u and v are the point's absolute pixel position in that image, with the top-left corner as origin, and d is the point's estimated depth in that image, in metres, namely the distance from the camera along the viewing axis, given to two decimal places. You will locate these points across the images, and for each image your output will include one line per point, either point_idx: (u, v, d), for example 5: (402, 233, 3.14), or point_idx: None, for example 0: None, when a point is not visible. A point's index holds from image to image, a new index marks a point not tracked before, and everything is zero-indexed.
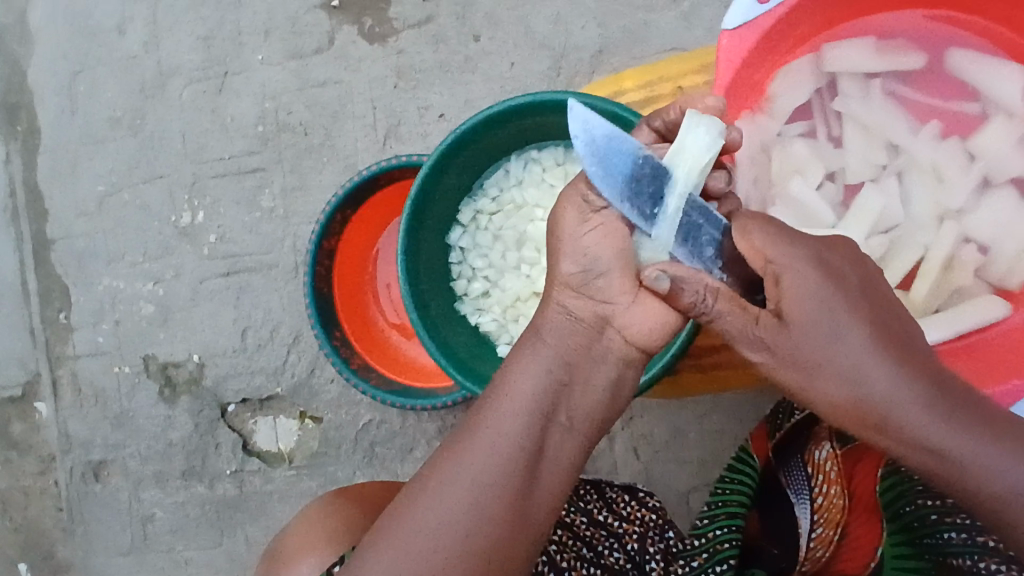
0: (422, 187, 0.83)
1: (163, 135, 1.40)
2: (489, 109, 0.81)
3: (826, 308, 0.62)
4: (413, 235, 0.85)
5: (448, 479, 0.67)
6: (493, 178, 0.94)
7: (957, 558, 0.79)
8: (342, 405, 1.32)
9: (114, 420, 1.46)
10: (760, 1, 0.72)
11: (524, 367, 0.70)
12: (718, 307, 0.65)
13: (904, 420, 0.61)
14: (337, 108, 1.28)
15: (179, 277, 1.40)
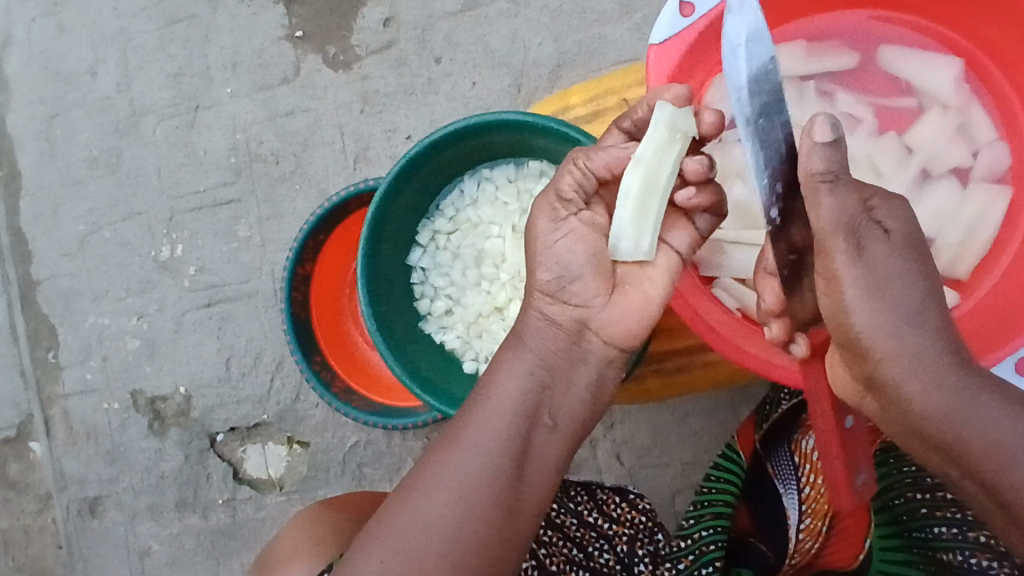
0: (376, 213, 0.85)
1: (139, 172, 1.42)
2: (435, 134, 0.83)
3: (903, 244, 0.60)
4: (370, 261, 0.87)
5: (437, 474, 0.67)
6: (449, 198, 0.96)
7: (947, 552, 0.83)
8: (329, 428, 1.33)
9: (107, 455, 1.48)
10: (682, 13, 0.72)
11: (508, 367, 0.71)
12: (831, 196, 0.59)
13: (931, 371, 0.59)
14: (306, 136, 1.30)
15: (163, 311, 1.42)
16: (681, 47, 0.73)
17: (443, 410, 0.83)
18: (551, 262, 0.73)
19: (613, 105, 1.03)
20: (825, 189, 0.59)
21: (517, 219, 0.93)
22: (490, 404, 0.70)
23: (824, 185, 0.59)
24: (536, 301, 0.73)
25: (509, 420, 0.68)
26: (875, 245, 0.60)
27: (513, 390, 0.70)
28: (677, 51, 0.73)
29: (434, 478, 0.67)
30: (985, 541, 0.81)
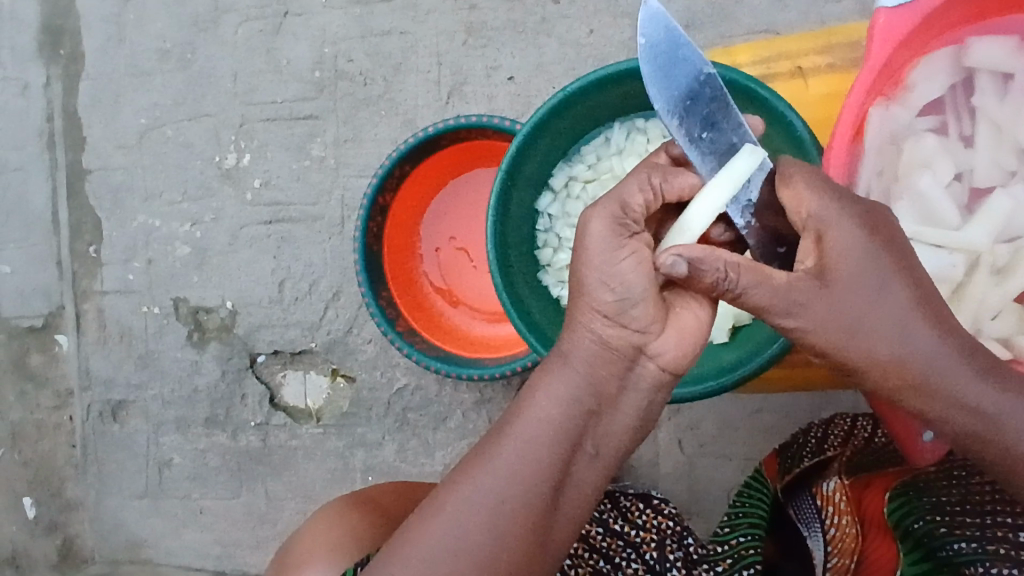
0: (521, 144, 0.80)
1: (213, 72, 1.35)
2: (602, 70, 0.78)
3: (857, 285, 0.55)
4: (504, 195, 0.82)
5: (464, 498, 0.62)
6: (592, 144, 0.90)
7: (968, 567, 0.69)
8: (378, 366, 1.29)
9: (138, 360, 1.42)
10: None
11: (548, 387, 0.63)
12: (745, 280, 0.54)
13: (954, 388, 0.56)
14: (399, 60, 1.23)
15: (219, 221, 1.36)
16: (920, 14, 0.60)
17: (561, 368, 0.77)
18: (612, 281, 0.60)
19: (784, 71, 0.96)
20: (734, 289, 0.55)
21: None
22: (524, 430, 0.62)
23: (725, 290, 0.55)
24: (587, 311, 0.62)
25: (549, 451, 0.62)
26: (820, 300, 0.55)
27: (552, 416, 0.62)
28: (915, 17, 0.61)
29: (463, 503, 0.62)
30: (1006, 551, 0.68)
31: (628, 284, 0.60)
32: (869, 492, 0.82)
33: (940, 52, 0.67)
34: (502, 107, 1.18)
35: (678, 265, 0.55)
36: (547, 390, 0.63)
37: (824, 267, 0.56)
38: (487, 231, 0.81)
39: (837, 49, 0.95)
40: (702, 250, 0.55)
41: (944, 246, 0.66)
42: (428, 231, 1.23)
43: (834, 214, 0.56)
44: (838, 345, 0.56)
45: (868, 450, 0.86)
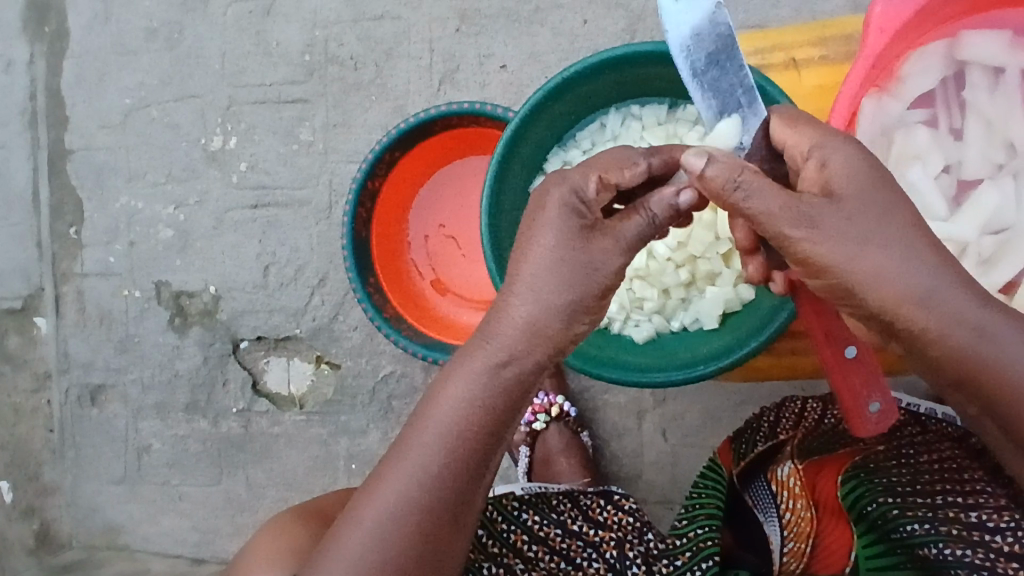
0: (518, 128, 0.79)
1: (201, 54, 1.33)
2: (600, 54, 0.77)
3: (881, 201, 0.56)
4: (499, 179, 0.81)
5: (382, 504, 0.60)
6: (587, 130, 0.87)
7: (922, 549, 0.73)
8: (364, 354, 1.28)
9: (118, 344, 1.40)
10: None
11: (462, 375, 0.61)
12: (755, 184, 0.55)
13: (950, 301, 0.55)
14: (391, 45, 1.22)
15: (203, 204, 1.34)
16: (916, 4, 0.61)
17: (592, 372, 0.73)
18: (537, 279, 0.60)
19: (778, 61, 0.99)
20: (741, 195, 0.55)
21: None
22: (441, 418, 0.61)
23: (734, 189, 0.55)
24: (507, 303, 0.61)
25: (464, 442, 0.60)
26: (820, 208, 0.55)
27: (469, 402, 0.60)
28: (911, 7, 0.61)
29: (384, 501, 0.61)
30: (958, 532, 0.72)
31: (548, 293, 0.59)
32: (823, 477, 0.83)
33: (934, 45, 0.67)
34: (494, 96, 1.18)
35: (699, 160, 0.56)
36: (459, 385, 0.61)
37: (830, 190, 0.56)
38: (481, 215, 0.79)
39: (831, 42, 0.97)
40: (719, 154, 0.56)
41: None
42: (416, 219, 1.22)
43: (838, 145, 0.59)
44: (840, 262, 0.55)
45: (819, 432, 0.86)
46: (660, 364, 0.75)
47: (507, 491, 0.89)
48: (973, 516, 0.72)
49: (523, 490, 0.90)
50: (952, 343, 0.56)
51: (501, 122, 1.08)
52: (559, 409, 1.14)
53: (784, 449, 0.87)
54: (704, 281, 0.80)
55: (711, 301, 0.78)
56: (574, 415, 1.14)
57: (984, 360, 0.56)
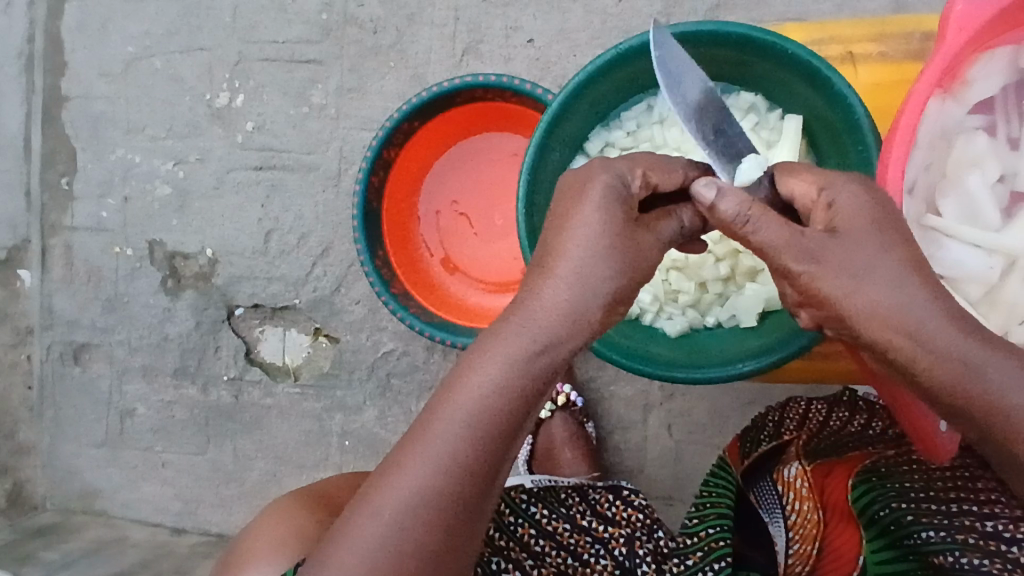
0: (563, 104, 0.75)
1: (211, 5, 1.27)
2: (653, 33, 0.73)
3: (866, 232, 0.55)
4: (538, 157, 0.77)
5: (403, 493, 0.56)
6: (633, 111, 0.84)
7: (937, 556, 0.66)
8: (364, 329, 1.24)
9: (106, 303, 1.34)
10: None
11: (484, 361, 0.57)
12: (763, 219, 0.55)
13: (945, 326, 0.53)
14: (414, 10, 1.18)
15: (205, 163, 1.29)
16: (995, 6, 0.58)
17: (620, 362, 0.71)
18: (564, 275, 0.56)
19: (834, 54, 0.96)
20: (749, 228, 0.56)
21: (707, 152, 0.80)
22: (460, 405, 0.57)
23: (744, 224, 0.55)
24: (542, 287, 0.57)
25: (482, 430, 0.56)
26: (820, 250, 0.55)
27: (491, 389, 0.56)
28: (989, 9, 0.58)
29: (395, 490, 0.57)
30: (976, 541, 0.65)
31: (591, 284, 0.56)
32: (832, 478, 0.78)
33: (1001, 50, 0.65)
34: (518, 71, 1.14)
35: (708, 191, 0.56)
36: (480, 373, 0.57)
37: (833, 226, 0.56)
38: (518, 193, 0.76)
39: (890, 39, 0.94)
40: (729, 186, 0.57)
41: (984, 247, 0.65)
42: (430, 194, 1.18)
43: (847, 179, 0.58)
44: (837, 295, 0.54)
45: (825, 434, 0.82)
46: (692, 362, 0.74)
47: (516, 483, 0.87)
48: (990, 526, 0.65)
49: (532, 482, 0.88)
50: (945, 373, 0.52)
51: (529, 98, 1.04)
52: (566, 398, 1.12)
53: (790, 449, 0.83)
54: (743, 278, 0.78)
55: (751, 298, 0.76)
56: (580, 404, 1.13)
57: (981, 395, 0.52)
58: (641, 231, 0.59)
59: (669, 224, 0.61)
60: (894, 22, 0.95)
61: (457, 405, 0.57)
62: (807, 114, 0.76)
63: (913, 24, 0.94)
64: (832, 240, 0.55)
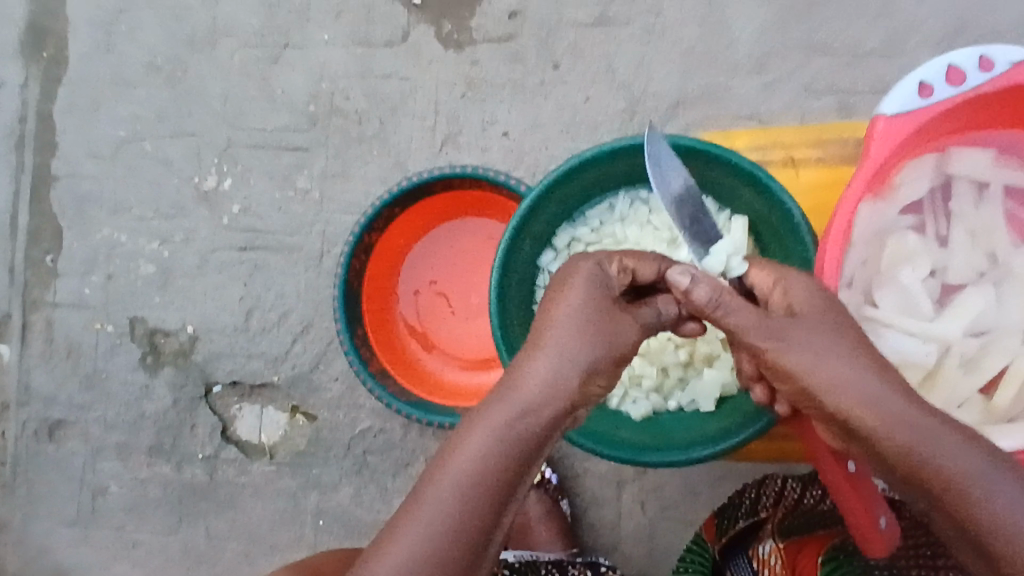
0: (532, 203, 0.80)
1: (203, 93, 1.34)
2: (612, 142, 0.80)
3: (826, 314, 0.60)
4: (509, 252, 0.82)
5: (397, 563, 0.55)
6: (597, 208, 0.89)
7: None
8: (342, 406, 1.26)
9: (84, 379, 1.35)
10: (923, 93, 0.64)
11: (477, 427, 0.58)
12: (732, 303, 0.61)
13: (892, 405, 0.55)
14: (396, 103, 1.25)
15: (190, 243, 1.33)
16: (915, 126, 0.65)
17: (584, 446, 0.74)
18: (548, 347, 0.61)
19: (779, 159, 1.10)
20: (720, 311, 0.61)
21: (666, 247, 0.86)
22: (454, 473, 0.57)
23: (716, 307, 0.61)
24: (529, 360, 0.61)
25: (477, 495, 0.56)
26: (786, 328, 0.60)
27: (485, 453, 0.57)
28: (910, 130, 0.65)
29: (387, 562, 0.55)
30: None
31: (573, 355, 0.60)
32: (802, 556, 0.79)
33: (927, 158, 0.72)
34: (494, 160, 1.21)
35: (682, 278, 0.63)
36: (474, 439, 0.58)
37: (792, 310, 0.61)
38: (490, 285, 0.80)
39: (827, 145, 1.09)
40: (702, 274, 0.63)
41: (918, 336, 0.71)
42: (408, 275, 1.22)
43: (801, 279, 0.63)
44: (799, 370, 0.59)
45: (799, 512, 0.87)
46: (655, 445, 0.77)
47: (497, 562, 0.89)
48: None
49: (514, 561, 0.91)
50: (892, 442, 0.54)
51: (503, 188, 1.10)
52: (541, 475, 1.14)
53: (766, 528, 0.87)
54: (701, 362, 0.83)
55: (709, 382, 0.81)
56: (554, 481, 1.14)
57: (927, 461, 0.53)
58: (620, 313, 0.64)
59: (648, 310, 0.67)
60: (825, 132, 1.10)
61: (452, 471, 0.57)
62: (753, 216, 0.82)
63: (844, 132, 1.09)
64: (794, 323, 0.60)
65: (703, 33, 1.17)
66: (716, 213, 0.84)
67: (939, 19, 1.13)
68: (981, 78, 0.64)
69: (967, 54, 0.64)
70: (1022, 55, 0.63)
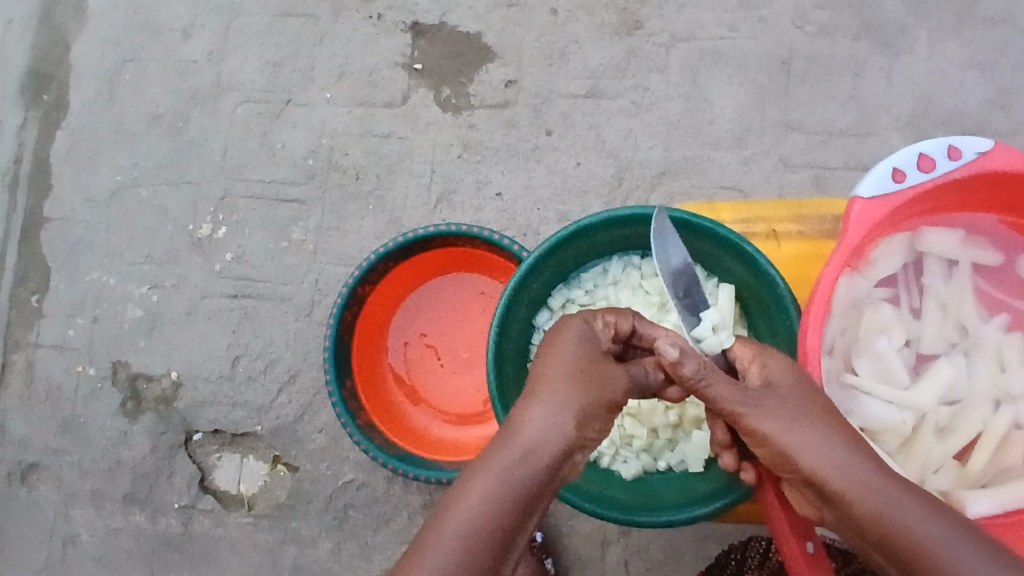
0: (531, 266, 0.84)
1: (203, 144, 1.37)
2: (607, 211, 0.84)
3: (796, 389, 0.65)
4: (507, 311, 0.85)
5: None
6: (591, 271, 0.93)
7: None
8: (326, 458, 1.25)
9: (61, 423, 1.32)
10: (897, 178, 0.69)
11: (481, 473, 0.59)
12: (713, 375, 0.66)
13: (862, 472, 0.59)
14: (393, 162, 1.29)
15: (180, 289, 1.33)
16: (891, 208, 0.70)
17: (578, 506, 0.75)
18: (549, 394, 0.63)
19: (759, 231, 1.10)
20: (705, 382, 0.66)
21: (655, 312, 0.90)
22: (461, 518, 0.57)
23: (701, 380, 0.66)
24: (530, 407, 0.63)
25: (484, 541, 0.57)
26: (761, 399, 0.64)
27: (492, 499, 0.58)
28: (886, 211, 0.70)
29: None
30: None
31: (573, 401, 0.63)
32: None
33: (900, 236, 0.77)
34: (487, 219, 1.25)
35: (671, 351, 0.67)
36: (480, 485, 0.58)
37: (767, 385, 0.66)
38: (488, 343, 0.82)
39: (806, 220, 1.09)
40: (690, 350, 0.68)
41: (896, 403, 0.75)
42: (398, 329, 1.24)
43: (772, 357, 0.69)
44: (773, 433, 0.62)
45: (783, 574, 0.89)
46: (646, 505, 0.78)
47: None
48: None
49: None
50: (863, 504, 0.57)
51: (496, 247, 1.14)
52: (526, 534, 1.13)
53: None
54: (690, 425, 0.85)
55: (697, 444, 0.83)
56: (540, 540, 1.13)
57: (897, 525, 0.56)
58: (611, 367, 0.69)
59: (637, 368, 0.72)
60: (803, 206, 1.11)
61: (459, 517, 0.57)
62: (738, 284, 0.87)
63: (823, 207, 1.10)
64: (768, 395, 0.65)
65: (687, 109, 1.24)
66: (704, 281, 0.89)
67: (905, 104, 1.21)
68: (950, 166, 0.69)
69: (936, 143, 0.69)
70: (987, 147, 0.69)
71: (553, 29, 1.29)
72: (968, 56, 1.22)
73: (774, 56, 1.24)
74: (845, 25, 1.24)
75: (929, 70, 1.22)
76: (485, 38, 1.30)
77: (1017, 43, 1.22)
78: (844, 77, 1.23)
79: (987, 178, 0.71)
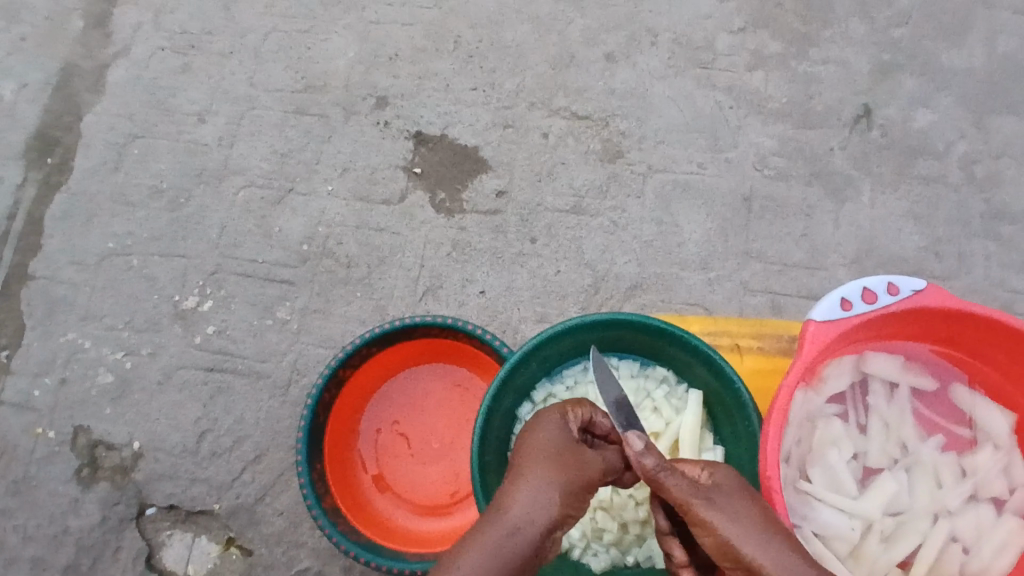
0: (517, 359, 0.90)
1: (202, 220, 1.42)
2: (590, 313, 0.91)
3: (739, 488, 0.73)
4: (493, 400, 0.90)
5: None
6: (572, 368, 1.00)
7: None
8: (282, 543, 1.22)
9: (9, 486, 1.27)
10: (844, 307, 0.79)
11: (471, 549, 0.64)
12: (672, 472, 0.73)
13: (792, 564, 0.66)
14: (385, 253, 1.37)
15: (155, 357, 1.34)
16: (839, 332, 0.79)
17: None
18: (532, 477, 0.70)
19: (724, 344, 1.19)
20: (664, 475, 0.73)
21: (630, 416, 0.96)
22: None
23: (661, 472, 0.72)
24: (515, 490, 0.69)
25: None
26: (711, 494, 0.72)
27: (481, 572, 0.62)
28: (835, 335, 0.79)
29: None
30: None
31: (552, 485, 0.70)
32: None
33: (848, 358, 0.86)
34: (469, 315, 1.33)
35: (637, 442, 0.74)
36: (470, 558, 0.63)
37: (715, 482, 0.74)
38: (474, 429, 0.87)
39: (766, 337, 1.19)
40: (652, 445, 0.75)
41: (845, 511, 0.81)
42: (372, 413, 1.26)
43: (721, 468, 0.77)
44: (716, 524, 0.69)
45: None
46: None
47: None
48: None
49: None
50: None
51: (477, 340, 1.20)
52: None
53: None
54: None
55: None
56: None
57: None
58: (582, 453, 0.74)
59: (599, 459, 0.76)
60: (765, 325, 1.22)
61: None
62: (706, 390, 0.94)
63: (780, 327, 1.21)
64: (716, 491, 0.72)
65: (659, 232, 1.37)
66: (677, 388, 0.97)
67: (850, 244, 1.37)
68: (889, 299, 0.79)
69: (877, 280, 0.80)
70: (921, 285, 0.80)
71: (544, 150, 1.42)
72: (906, 208, 1.39)
73: (737, 193, 1.39)
74: (799, 172, 1.41)
75: (871, 218, 1.38)
76: (481, 151, 1.43)
77: (946, 201, 1.40)
78: (798, 217, 1.38)
79: (921, 312, 0.81)
